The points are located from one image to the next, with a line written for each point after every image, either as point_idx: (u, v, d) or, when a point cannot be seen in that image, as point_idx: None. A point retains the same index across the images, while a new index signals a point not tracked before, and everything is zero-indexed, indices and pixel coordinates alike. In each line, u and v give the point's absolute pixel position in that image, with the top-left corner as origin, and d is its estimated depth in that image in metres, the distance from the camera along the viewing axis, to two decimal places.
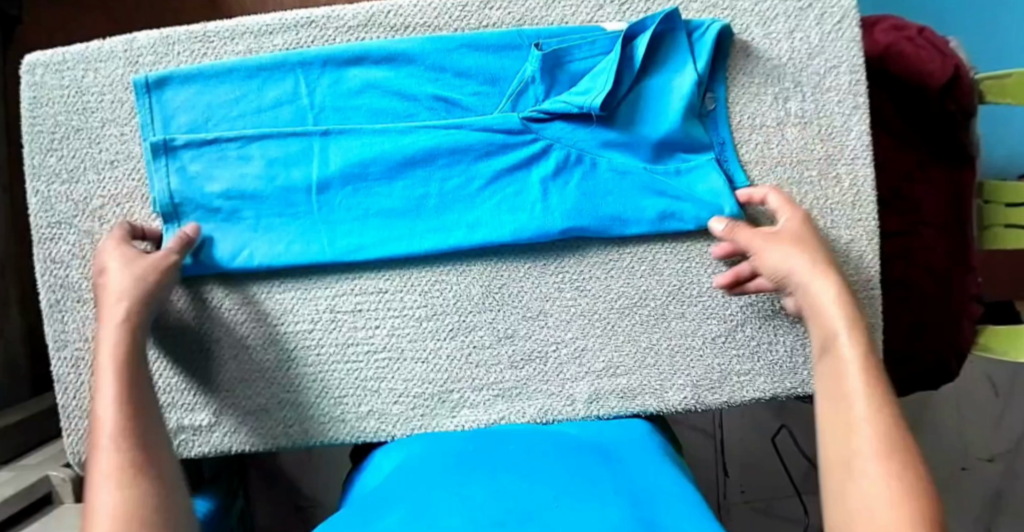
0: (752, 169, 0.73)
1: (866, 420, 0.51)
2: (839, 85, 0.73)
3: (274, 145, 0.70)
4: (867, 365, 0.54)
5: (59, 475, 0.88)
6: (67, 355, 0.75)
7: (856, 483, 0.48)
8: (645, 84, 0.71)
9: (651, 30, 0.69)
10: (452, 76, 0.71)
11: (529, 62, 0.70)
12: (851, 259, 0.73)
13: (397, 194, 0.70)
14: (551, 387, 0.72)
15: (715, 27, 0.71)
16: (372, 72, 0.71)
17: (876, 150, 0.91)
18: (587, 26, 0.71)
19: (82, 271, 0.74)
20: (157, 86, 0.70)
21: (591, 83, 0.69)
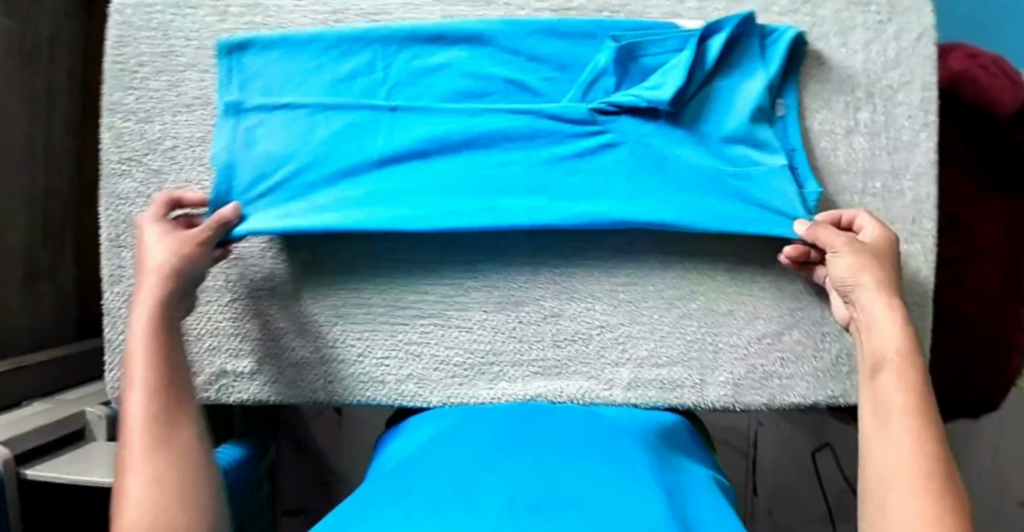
0: (824, 176, 0.72)
1: (913, 442, 0.48)
2: (911, 101, 0.73)
3: (343, 116, 0.70)
4: (918, 388, 0.51)
5: (93, 413, 0.89)
6: (121, 289, 0.76)
7: (895, 499, 0.45)
8: (714, 85, 0.71)
9: (728, 31, 0.69)
10: (527, 60, 0.71)
11: (603, 52, 0.70)
12: (906, 274, 0.73)
13: (462, 174, 0.70)
14: (591, 370, 0.74)
15: (788, 34, 0.71)
16: (445, 50, 0.71)
17: (943, 179, 0.90)
18: (662, 22, 0.71)
19: (144, 209, 0.75)
20: (236, 49, 0.70)
21: (663, 78, 0.69)
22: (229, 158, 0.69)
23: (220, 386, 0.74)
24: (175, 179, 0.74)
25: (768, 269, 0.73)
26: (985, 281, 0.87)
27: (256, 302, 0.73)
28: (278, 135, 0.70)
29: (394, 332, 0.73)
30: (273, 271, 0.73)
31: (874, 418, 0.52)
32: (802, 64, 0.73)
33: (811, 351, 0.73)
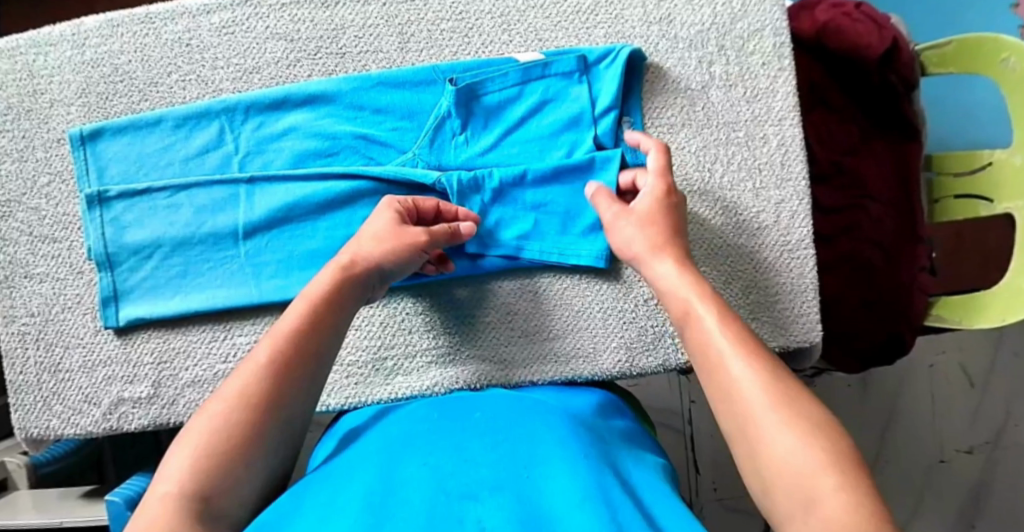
0: (679, 132, 0.73)
1: (741, 379, 0.49)
2: (763, 49, 0.74)
3: (201, 192, 0.73)
4: (723, 321, 0.54)
5: (14, 462, 0.88)
6: (15, 330, 0.76)
7: (762, 444, 0.46)
8: (556, 119, 0.72)
9: (560, 71, 0.72)
10: (371, 113, 0.72)
11: (444, 97, 0.72)
12: (781, 220, 0.74)
13: (321, 234, 0.73)
14: (484, 352, 0.73)
15: (624, 52, 0.72)
16: (294, 115, 0.73)
17: (813, 129, 0.91)
18: (498, 58, 0.72)
19: (28, 247, 0.76)
20: (91, 138, 0.74)
21: (502, 123, 0.72)
22: (104, 235, 0.73)
23: (121, 414, 0.74)
24: (53, 213, 0.75)
25: None
26: (882, 225, 0.88)
27: (145, 330, 0.74)
28: (146, 223, 0.73)
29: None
30: (155, 296, 0.73)
31: (708, 378, 0.52)
32: (655, 23, 0.73)
33: None
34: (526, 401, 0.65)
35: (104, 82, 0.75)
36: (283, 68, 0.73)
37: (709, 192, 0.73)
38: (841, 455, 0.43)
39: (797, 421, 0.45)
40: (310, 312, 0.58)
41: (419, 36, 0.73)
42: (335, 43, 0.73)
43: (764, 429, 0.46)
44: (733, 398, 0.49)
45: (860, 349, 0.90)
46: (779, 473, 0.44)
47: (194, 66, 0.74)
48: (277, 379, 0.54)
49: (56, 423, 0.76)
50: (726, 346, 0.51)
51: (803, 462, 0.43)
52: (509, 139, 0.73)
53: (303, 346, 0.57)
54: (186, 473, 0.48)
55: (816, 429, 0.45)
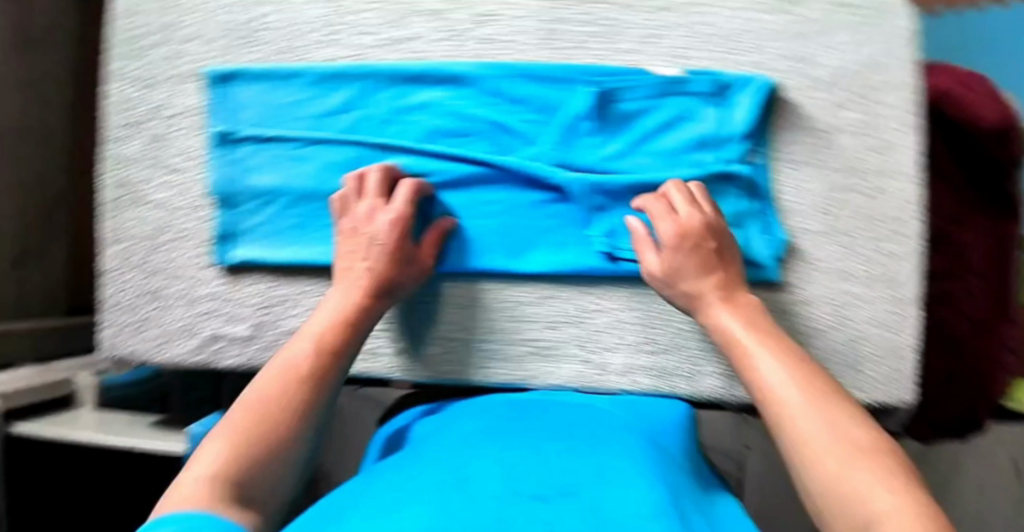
0: (807, 170, 0.74)
1: (801, 412, 0.52)
2: (896, 103, 0.74)
3: (330, 150, 0.73)
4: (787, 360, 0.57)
5: (84, 379, 0.89)
6: (119, 250, 0.77)
7: (818, 468, 0.48)
8: (688, 136, 0.73)
9: (700, 90, 0.72)
10: (508, 101, 0.73)
11: (582, 98, 0.72)
12: (892, 272, 0.76)
13: (440, 211, 0.74)
14: (584, 353, 0.75)
15: (765, 83, 0.72)
16: (430, 91, 0.74)
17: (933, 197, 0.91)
18: (639, 69, 0.73)
19: (146, 175, 0.76)
20: (226, 80, 0.74)
21: (634, 133, 0.73)
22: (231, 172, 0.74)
23: (216, 350, 0.75)
24: (178, 146, 0.75)
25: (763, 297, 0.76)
26: (977, 298, 0.88)
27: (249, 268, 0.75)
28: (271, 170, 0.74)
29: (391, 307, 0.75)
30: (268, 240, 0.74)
31: (769, 418, 0.54)
32: (794, 61, 0.73)
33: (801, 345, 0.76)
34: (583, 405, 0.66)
35: (248, 26, 0.75)
36: (426, 44, 0.74)
37: (829, 233, 0.75)
38: (904, 478, 0.46)
39: (858, 449, 0.48)
40: (325, 328, 0.62)
41: (566, 35, 0.73)
42: (482, 28, 0.73)
43: (820, 455, 0.49)
44: (799, 437, 0.51)
45: (943, 423, 0.92)
46: (839, 494, 0.46)
47: (341, 28, 0.74)
48: (308, 387, 0.57)
49: (146, 348, 0.77)
50: (783, 384, 0.55)
51: (865, 482, 0.45)
52: (638, 149, 0.73)
53: (325, 359, 0.60)
54: (227, 457, 0.50)
55: (880, 457, 0.48)
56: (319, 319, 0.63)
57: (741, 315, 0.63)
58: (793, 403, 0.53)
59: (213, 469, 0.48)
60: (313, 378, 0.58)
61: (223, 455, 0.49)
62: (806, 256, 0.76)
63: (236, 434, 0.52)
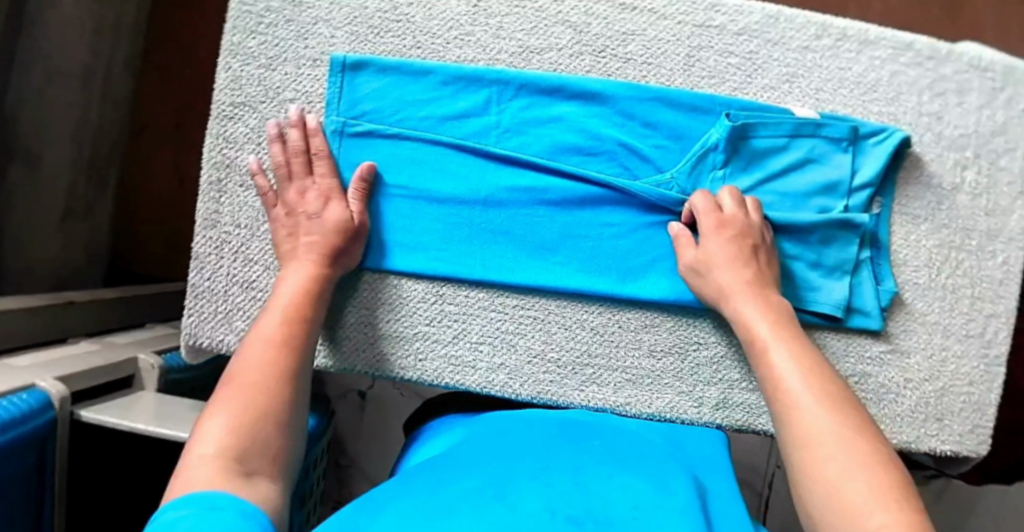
0: (922, 224, 0.75)
1: (822, 431, 0.53)
2: (1011, 168, 0.76)
3: (452, 155, 0.72)
4: (807, 376, 0.58)
5: (147, 361, 0.84)
6: (214, 235, 0.73)
7: (837, 485, 0.49)
8: (814, 178, 0.73)
9: (833, 135, 0.72)
10: (640, 124, 0.72)
11: (715, 129, 0.72)
12: (987, 332, 0.76)
13: (557, 227, 0.72)
14: (681, 386, 0.73)
15: (897, 136, 0.73)
16: (564, 105, 0.72)
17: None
18: (775, 106, 0.73)
19: (253, 157, 0.73)
20: (353, 69, 0.72)
21: (762, 170, 0.73)
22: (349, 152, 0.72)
23: None
24: None
25: (865, 345, 0.75)
26: None
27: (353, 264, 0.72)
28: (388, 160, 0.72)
29: (492, 321, 0.73)
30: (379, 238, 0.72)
31: (779, 410, 0.57)
32: (925, 115, 0.75)
33: (891, 394, 0.75)
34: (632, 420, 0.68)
35: (379, 16, 0.73)
36: (564, 57, 0.73)
37: (934, 287, 0.75)
38: (904, 497, 0.47)
39: (882, 478, 0.48)
40: (296, 300, 0.63)
41: (705, 63, 0.73)
42: (622, 47, 0.73)
43: (841, 476, 0.49)
44: (805, 434, 0.53)
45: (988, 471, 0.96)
46: (836, 496, 0.48)
47: (477, 29, 0.73)
48: (280, 355, 0.59)
49: (231, 339, 0.73)
50: (801, 387, 0.57)
51: (864, 492, 0.47)
52: (764, 186, 0.73)
53: (291, 331, 0.61)
54: (226, 429, 0.51)
55: (876, 470, 0.49)
56: (285, 292, 0.64)
57: (764, 306, 0.64)
58: (813, 421, 0.54)
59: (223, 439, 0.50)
60: (280, 349, 0.59)
61: (229, 426, 0.51)
62: (911, 309, 0.75)
63: (242, 407, 0.53)
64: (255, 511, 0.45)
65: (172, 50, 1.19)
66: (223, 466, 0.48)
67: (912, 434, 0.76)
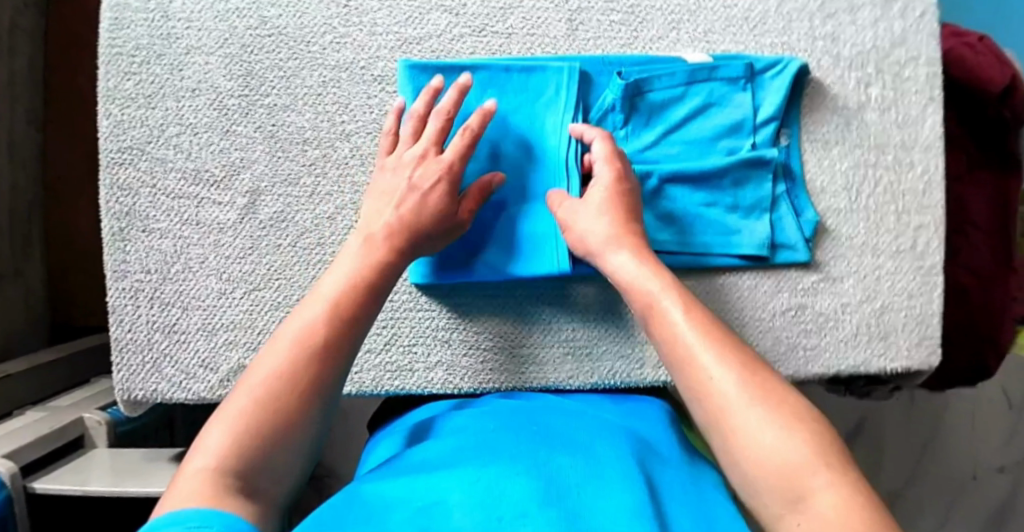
0: (834, 148, 0.74)
1: (743, 406, 0.47)
2: (917, 76, 0.75)
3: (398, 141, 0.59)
4: (704, 329, 0.53)
5: (93, 418, 0.83)
6: (127, 285, 0.72)
7: (756, 451, 0.46)
8: (716, 121, 0.72)
9: (729, 74, 0.71)
10: (534, 97, 0.70)
11: (610, 90, 0.70)
12: (916, 245, 0.75)
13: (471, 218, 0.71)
14: (621, 351, 0.73)
15: (793, 65, 0.72)
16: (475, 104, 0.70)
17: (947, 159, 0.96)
18: (667, 56, 0.72)
19: (150, 200, 0.71)
20: None
21: (665, 122, 0.72)
22: (242, 167, 0.71)
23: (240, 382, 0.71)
24: (182, 167, 0.71)
25: (796, 279, 0.74)
26: (980, 255, 0.93)
27: (270, 283, 0.71)
28: (282, 165, 0.71)
29: (421, 318, 0.72)
30: (297, 256, 0.71)
31: (687, 382, 0.51)
32: (820, 39, 0.74)
33: (830, 322, 0.75)
34: (586, 416, 0.64)
35: (250, 34, 0.71)
36: (445, 42, 0.71)
37: (856, 210, 0.75)
38: (827, 446, 0.45)
39: (811, 439, 0.45)
40: (339, 299, 0.57)
41: (589, 24, 0.72)
42: (502, 22, 0.71)
43: (768, 442, 0.45)
44: (722, 411, 0.48)
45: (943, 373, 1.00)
46: (764, 468, 0.45)
47: (352, 30, 0.71)
48: (322, 358, 0.53)
49: (164, 386, 0.72)
50: (722, 369, 0.49)
51: (794, 455, 0.44)
52: (670, 138, 0.72)
53: (342, 331, 0.56)
54: (231, 444, 0.47)
55: (811, 435, 0.45)
56: (340, 274, 0.59)
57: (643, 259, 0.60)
58: (712, 369, 0.50)
59: (213, 462, 0.46)
60: (325, 356, 0.54)
61: (224, 446, 0.47)
62: (837, 235, 0.75)
63: (255, 403, 0.49)
64: (241, 524, 0.42)
65: (71, 106, 1.18)
66: (224, 485, 0.45)
67: (858, 358, 0.75)
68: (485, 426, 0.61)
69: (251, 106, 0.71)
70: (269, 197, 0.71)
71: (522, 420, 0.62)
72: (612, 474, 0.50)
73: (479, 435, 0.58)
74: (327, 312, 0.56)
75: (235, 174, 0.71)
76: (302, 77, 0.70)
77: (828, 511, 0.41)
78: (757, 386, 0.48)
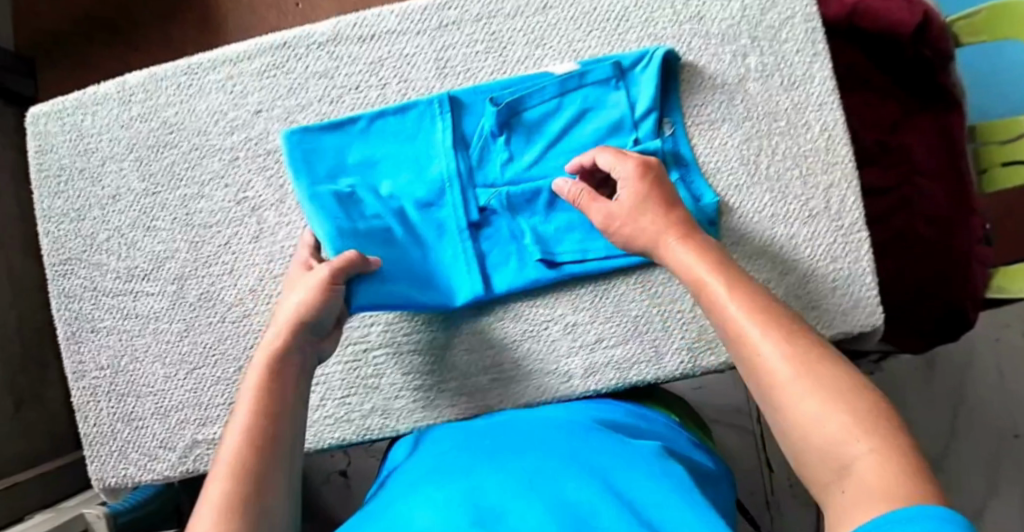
0: (721, 126, 0.74)
1: (787, 374, 0.47)
2: (796, 36, 0.74)
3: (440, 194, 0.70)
4: (752, 309, 0.53)
5: (93, 513, 0.89)
6: (86, 384, 0.78)
7: (808, 416, 0.45)
8: (596, 124, 0.73)
9: (598, 77, 0.72)
10: (419, 135, 0.73)
11: (486, 117, 0.73)
12: (832, 205, 0.73)
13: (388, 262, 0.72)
14: (546, 366, 0.74)
15: (658, 54, 0.72)
16: (366, 155, 0.74)
17: (881, 109, 0.93)
18: (535, 73, 0.73)
19: (93, 302, 0.77)
20: None
21: (546, 136, 0.73)
22: (165, 257, 0.76)
23: (197, 456, 0.75)
24: (116, 266, 0.77)
25: None
26: (935, 199, 0.90)
27: (209, 358, 0.75)
28: (199, 248, 0.75)
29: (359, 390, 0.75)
30: (227, 330, 0.75)
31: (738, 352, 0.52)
32: (686, 23, 0.74)
33: None
34: (556, 425, 0.64)
35: (154, 135, 0.76)
36: (326, 105, 0.74)
37: (757, 182, 0.74)
38: (877, 422, 0.43)
39: (855, 414, 0.44)
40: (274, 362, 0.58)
41: (456, 60, 0.75)
42: (375, 75, 0.75)
43: (810, 409, 0.45)
44: (769, 379, 0.48)
45: (926, 329, 0.93)
46: (813, 445, 0.44)
47: (240, 112, 0.75)
48: (270, 425, 0.54)
49: (133, 470, 0.77)
50: (771, 340, 0.50)
51: (838, 431, 0.43)
52: (553, 151, 0.74)
53: (277, 369, 0.58)
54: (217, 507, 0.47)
55: (839, 391, 0.45)
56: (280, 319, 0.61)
57: (694, 254, 0.59)
58: (758, 339, 0.50)
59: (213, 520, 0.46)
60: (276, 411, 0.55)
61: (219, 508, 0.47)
62: (741, 212, 0.74)
63: (249, 450, 0.51)
64: None
65: None
66: None
67: None
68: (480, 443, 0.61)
69: (164, 200, 0.76)
70: (194, 279, 0.75)
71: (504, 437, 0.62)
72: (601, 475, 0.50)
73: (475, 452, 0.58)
74: (263, 361, 0.58)
75: (161, 264, 0.76)
76: (204, 164, 0.75)
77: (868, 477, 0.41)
78: (807, 359, 0.48)
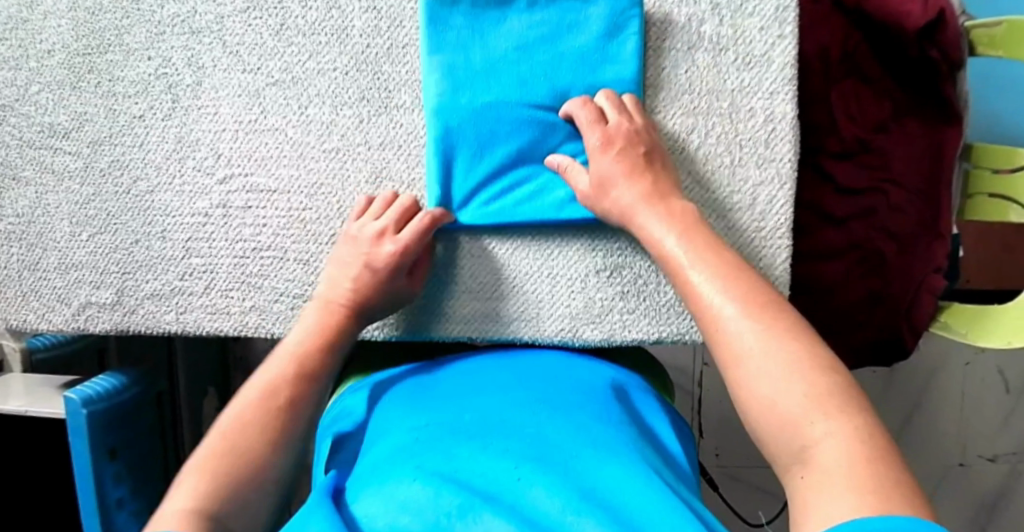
0: (655, 96, 0.68)
1: (750, 339, 0.48)
2: (763, 11, 0.67)
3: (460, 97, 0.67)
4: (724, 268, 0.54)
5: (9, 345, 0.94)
6: (2, 228, 0.80)
7: (762, 386, 0.46)
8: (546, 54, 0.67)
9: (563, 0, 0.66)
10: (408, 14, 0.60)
11: (435, 17, 0.67)
12: (756, 203, 0.68)
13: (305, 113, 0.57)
14: (425, 303, 0.71)
15: None
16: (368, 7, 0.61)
17: (874, 106, 0.79)
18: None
19: (18, 151, 0.79)
20: None
21: (502, 51, 0.67)
22: (85, 120, 0.77)
23: (88, 316, 0.79)
24: (40, 120, 0.78)
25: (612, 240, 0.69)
26: (900, 214, 0.79)
27: (109, 227, 0.77)
28: (117, 118, 0.76)
29: (242, 286, 0.73)
30: (131, 201, 0.76)
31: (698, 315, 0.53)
32: None
33: (651, 286, 0.69)
34: (535, 380, 0.60)
35: None
36: None
37: (682, 162, 0.68)
38: (837, 394, 0.44)
39: (822, 386, 0.45)
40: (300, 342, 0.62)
41: None
42: None
43: (758, 377, 0.47)
44: (731, 356, 0.49)
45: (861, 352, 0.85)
46: (773, 416, 0.45)
47: None
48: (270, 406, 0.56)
49: (32, 317, 0.80)
50: (726, 303, 0.51)
51: (798, 402, 0.44)
52: (503, 70, 0.67)
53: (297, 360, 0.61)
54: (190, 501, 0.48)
55: (807, 365, 0.46)
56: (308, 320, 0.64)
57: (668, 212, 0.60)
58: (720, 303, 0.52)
59: (186, 504, 0.47)
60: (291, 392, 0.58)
61: (209, 492, 0.49)
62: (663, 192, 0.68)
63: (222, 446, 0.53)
64: None
65: None
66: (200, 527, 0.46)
67: (681, 324, 0.69)
68: (463, 391, 0.59)
69: (92, 63, 0.76)
70: (107, 146, 0.76)
71: (479, 390, 0.58)
72: (558, 431, 0.50)
73: (459, 409, 0.55)
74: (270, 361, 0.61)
75: (81, 125, 0.77)
76: (132, 34, 0.74)
77: (835, 458, 0.41)
78: (763, 322, 0.50)
